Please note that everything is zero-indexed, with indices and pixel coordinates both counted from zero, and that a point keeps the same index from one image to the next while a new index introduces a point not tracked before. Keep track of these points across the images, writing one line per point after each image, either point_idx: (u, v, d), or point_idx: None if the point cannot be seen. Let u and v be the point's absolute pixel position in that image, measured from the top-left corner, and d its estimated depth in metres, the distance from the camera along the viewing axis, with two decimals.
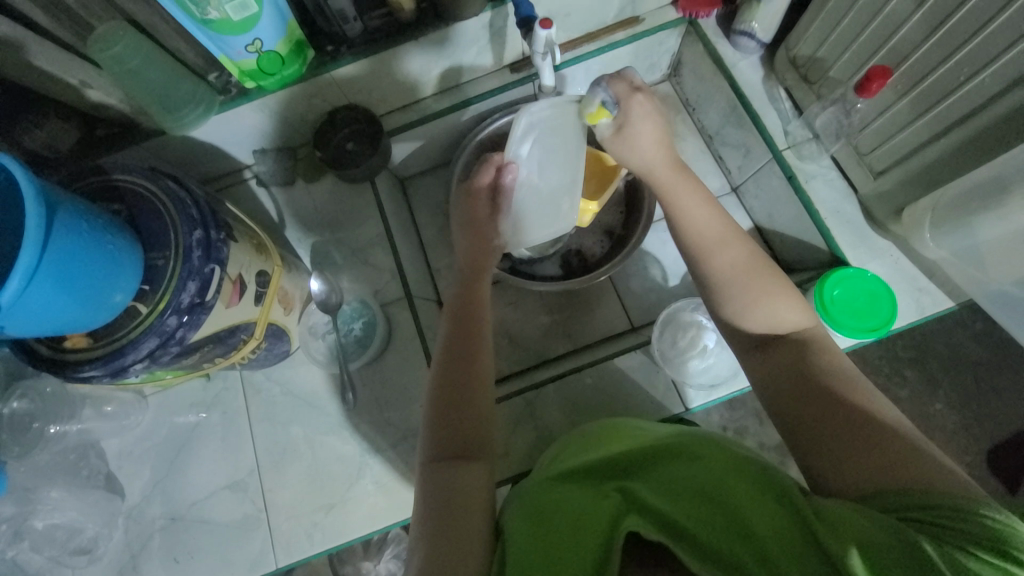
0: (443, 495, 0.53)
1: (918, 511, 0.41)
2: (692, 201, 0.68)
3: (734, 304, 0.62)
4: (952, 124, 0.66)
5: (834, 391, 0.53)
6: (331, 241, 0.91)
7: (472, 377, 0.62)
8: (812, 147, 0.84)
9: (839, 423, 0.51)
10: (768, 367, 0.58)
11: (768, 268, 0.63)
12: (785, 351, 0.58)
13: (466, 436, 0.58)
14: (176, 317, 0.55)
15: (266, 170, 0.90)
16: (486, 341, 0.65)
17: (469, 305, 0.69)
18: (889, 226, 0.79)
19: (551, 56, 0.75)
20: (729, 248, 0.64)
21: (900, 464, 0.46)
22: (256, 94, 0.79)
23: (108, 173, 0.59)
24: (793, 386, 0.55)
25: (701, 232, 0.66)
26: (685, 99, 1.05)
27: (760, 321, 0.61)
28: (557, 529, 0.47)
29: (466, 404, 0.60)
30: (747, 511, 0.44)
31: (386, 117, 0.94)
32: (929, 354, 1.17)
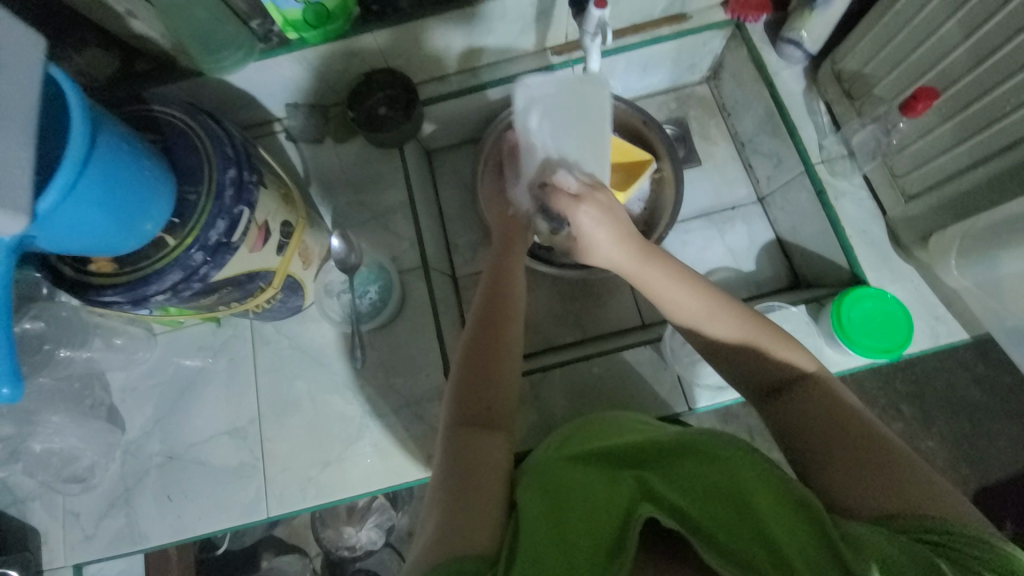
0: (459, 465, 0.53)
1: (929, 532, 0.42)
2: (675, 282, 0.60)
3: (743, 364, 0.58)
4: (992, 153, 0.66)
5: (840, 421, 0.52)
6: (354, 203, 0.92)
7: (497, 349, 0.61)
8: (845, 165, 0.84)
9: (845, 441, 0.50)
10: (778, 414, 0.56)
11: (763, 329, 0.58)
12: (797, 401, 0.55)
13: (488, 407, 0.58)
14: (202, 254, 0.55)
15: (297, 125, 0.90)
16: (514, 312, 0.65)
17: (502, 279, 0.69)
18: (914, 252, 0.78)
19: (601, 38, 0.73)
20: (719, 320, 0.59)
21: (907, 488, 0.45)
22: (297, 46, 0.79)
23: (147, 103, 0.59)
24: (800, 431, 0.53)
25: (689, 312, 0.60)
26: (721, 104, 1.04)
27: (767, 376, 0.57)
28: (571, 515, 0.48)
29: (488, 375, 0.60)
30: (767, 512, 0.43)
31: (422, 86, 0.93)
32: (930, 390, 1.17)
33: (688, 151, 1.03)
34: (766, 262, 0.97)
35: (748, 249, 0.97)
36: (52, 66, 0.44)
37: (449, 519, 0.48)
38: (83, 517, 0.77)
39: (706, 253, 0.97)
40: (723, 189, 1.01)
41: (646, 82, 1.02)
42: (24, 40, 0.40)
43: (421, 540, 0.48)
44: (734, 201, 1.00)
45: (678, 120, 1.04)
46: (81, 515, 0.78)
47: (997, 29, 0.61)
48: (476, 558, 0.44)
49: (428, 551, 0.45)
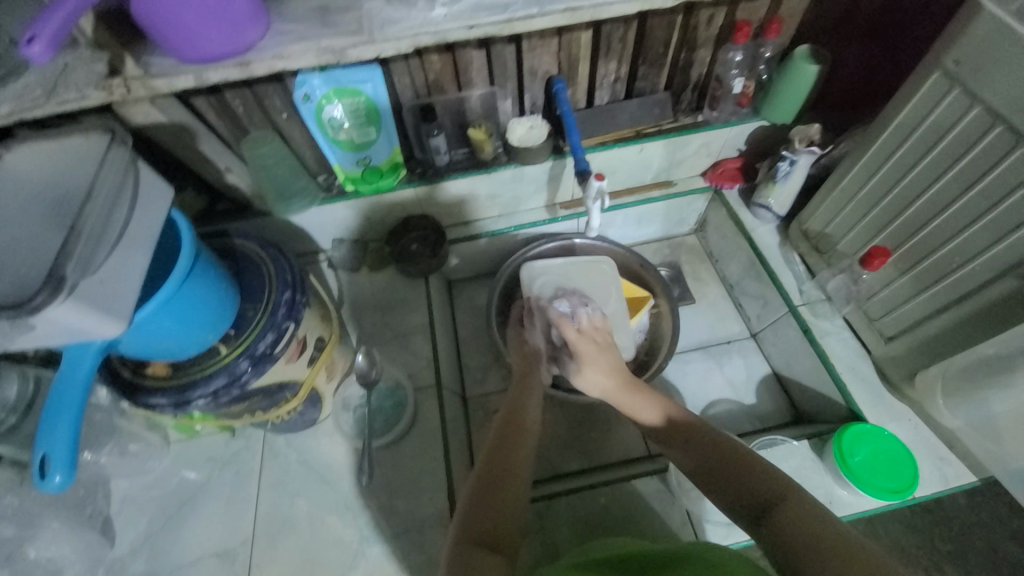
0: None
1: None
2: (653, 405, 0.66)
3: (721, 488, 0.55)
4: (951, 302, 0.74)
5: (823, 538, 0.44)
6: (378, 324, 1.01)
7: (507, 465, 0.63)
8: (825, 308, 0.93)
9: (834, 561, 0.42)
10: (769, 540, 0.48)
11: (732, 447, 0.57)
12: (781, 520, 0.47)
13: (494, 528, 0.57)
14: (247, 362, 0.62)
15: (339, 255, 1.04)
16: (524, 437, 0.67)
17: (517, 411, 0.72)
18: (905, 390, 0.83)
19: (599, 202, 0.89)
20: (689, 438, 0.60)
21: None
22: (351, 196, 0.96)
23: (229, 236, 0.72)
24: (788, 556, 0.45)
25: (664, 432, 0.63)
26: (709, 251, 1.19)
27: (748, 499, 0.52)
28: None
29: (498, 493, 0.60)
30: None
31: (450, 228, 1.09)
32: (968, 547, 1.08)
33: (682, 290, 1.14)
34: (766, 396, 1.00)
35: (747, 382, 1.02)
36: (173, 210, 0.56)
37: None
38: None
39: (707, 385, 1.01)
40: (717, 325, 1.09)
41: (642, 232, 1.19)
42: (160, 192, 0.53)
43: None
44: (729, 336, 1.08)
45: (672, 264, 1.18)
46: None
47: (926, 205, 0.75)
48: None
49: None
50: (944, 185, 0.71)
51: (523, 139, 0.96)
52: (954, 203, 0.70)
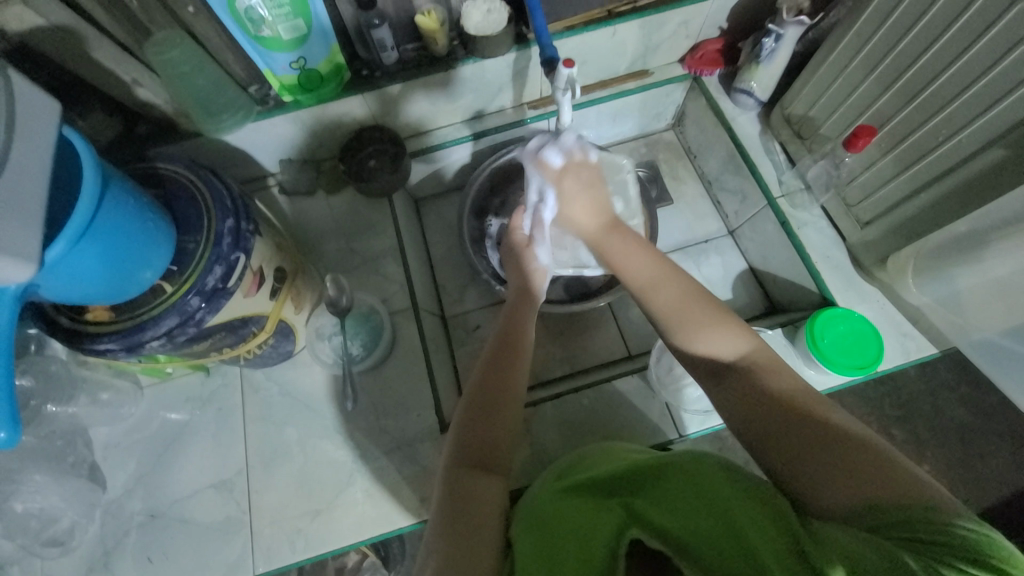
0: (453, 496, 0.54)
1: (893, 525, 0.38)
2: (630, 249, 0.68)
3: (675, 329, 0.60)
4: (932, 179, 0.72)
5: (785, 402, 0.49)
6: (344, 250, 0.95)
7: (494, 391, 0.64)
8: (804, 198, 0.91)
9: (796, 429, 0.47)
10: (726, 401, 0.53)
11: (702, 299, 0.60)
12: (740, 379, 0.53)
13: (489, 446, 0.60)
14: (198, 299, 0.57)
15: (289, 178, 0.94)
16: (522, 345, 0.69)
17: (517, 332, 0.71)
18: (875, 273, 0.84)
19: (570, 92, 0.80)
20: (666, 285, 0.63)
21: (868, 473, 0.41)
22: (291, 108, 0.85)
23: (151, 161, 0.63)
24: (751, 415, 0.50)
25: (640, 276, 0.65)
26: (687, 147, 1.13)
27: (705, 358, 0.57)
28: (561, 544, 0.48)
29: (494, 414, 0.62)
30: (741, 516, 0.42)
31: (409, 140, 1.00)
32: (916, 412, 1.20)
33: (660, 191, 1.10)
34: (742, 290, 1.01)
35: (724, 279, 1.02)
36: (66, 129, 0.48)
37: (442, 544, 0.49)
38: None
39: None
40: (696, 224, 1.07)
41: (617, 130, 1.11)
42: (43, 105, 0.45)
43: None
44: (708, 235, 1.06)
45: (649, 163, 1.12)
46: None
47: (917, 75, 0.69)
48: None
49: None
50: (939, 51, 0.66)
51: (482, 27, 0.83)
52: (949, 69, 0.65)
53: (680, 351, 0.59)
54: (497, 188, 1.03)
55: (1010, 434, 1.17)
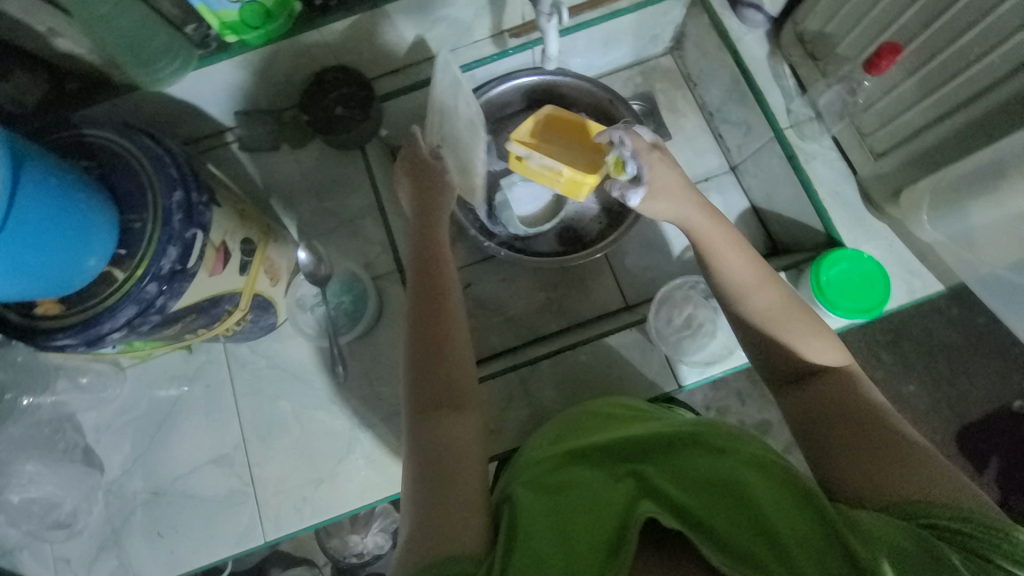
0: (425, 448, 0.55)
1: (945, 522, 0.44)
2: (729, 246, 0.65)
3: (772, 347, 0.60)
4: (961, 104, 0.66)
5: (859, 407, 0.54)
6: (318, 210, 0.88)
7: (436, 332, 0.62)
8: (813, 127, 0.83)
9: (867, 434, 0.52)
10: (796, 403, 0.58)
11: (800, 310, 0.62)
12: (823, 386, 0.57)
13: (448, 387, 0.60)
14: (156, 285, 0.52)
15: (251, 134, 0.86)
16: (447, 276, 0.67)
17: (435, 260, 0.69)
18: (885, 208, 0.78)
19: (557, 17, 0.71)
20: (763, 289, 0.62)
21: (921, 475, 0.48)
22: (237, 51, 0.74)
23: (77, 127, 0.55)
24: (818, 417, 0.55)
25: (736, 279, 0.63)
26: (687, 74, 1.03)
27: (793, 362, 0.59)
28: (572, 512, 0.49)
29: (441, 351, 0.62)
30: (766, 504, 0.45)
31: (378, 80, 0.89)
32: (908, 338, 1.20)
33: (656, 126, 1.01)
34: (743, 230, 0.96)
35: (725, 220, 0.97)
36: None
37: (426, 520, 0.50)
38: (75, 562, 0.75)
39: None
40: (695, 161, 1.00)
41: (609, 57, 1.00)
42: None
43: (410, 531, 0.50)
44: (708, 172, 0.99)
45: (644, 95, 1.03)
46: (71, 561, 0.75)
47: None
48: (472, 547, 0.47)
49: (416, 546, 0.48)
50: None
51: None
52: None
53: (766, 355, 0.61)
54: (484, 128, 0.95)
55: (1000, 355, 1.18)
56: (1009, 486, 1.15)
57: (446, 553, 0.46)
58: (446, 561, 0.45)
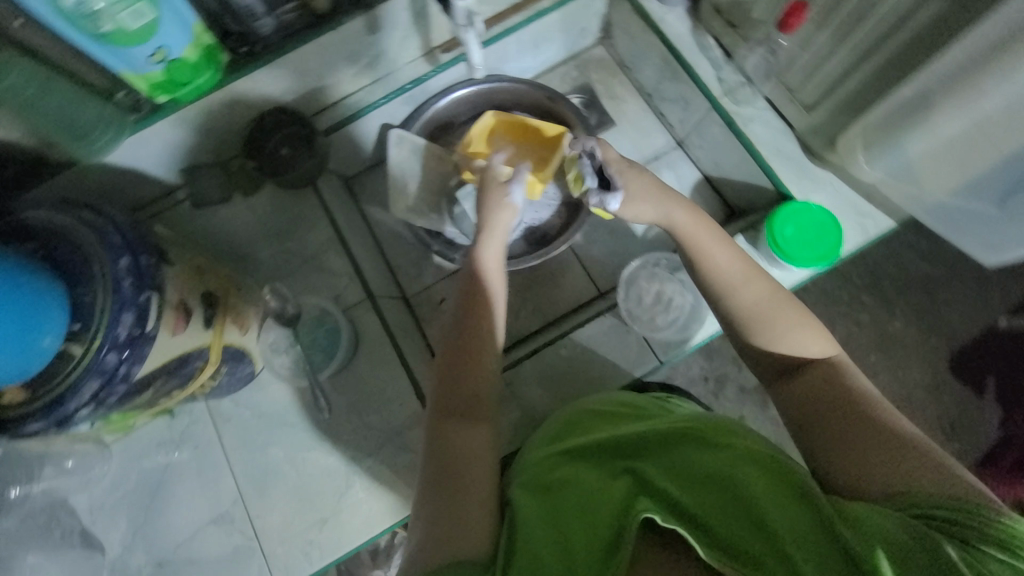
0: (439, 449, 0.59)
1: (935, 512, 0.45)
2: (717, 243, 0.67)
3: (761, 341, 0.62)
4: (872, 47, 0.68)
5: (854, 400, 0.55)
6: (281, 252, 0.88)
7: (465, 345, 0.65)
8: (746, 91, 0.86)
9: (857, 425, 0.53)
10: (791, 393, 0.59)
11: (789, 303, 0.63)
12: (814, 376, 0.58)
13: (469, 392, 0.63)
14: (116, 353, 0.52)
15: (200, 189, 0.86)
16: (490, 281, 0.68)
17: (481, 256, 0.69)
18: (825, 156, 0.82)
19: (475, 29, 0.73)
20: (751, 283, 0.64)
21: (918, 468, 0.48)
22: (170, 109, 0.75)
23: (18, 212, 0.56)
24: (815, 409, 0.56)
25: (725, 274, 0.65)
26: (620, 61, 1.05)
27: (783, 356, 0.61)
28: (569, 518, 0.52)
29: (468, 362, 0.64)
30: (759, 495, 0.48)
31: (316, 117, 0.90)
32: (884, 277, 1.23)
33: (599, 115, 1.03)
34: (701, 201, 0.98)
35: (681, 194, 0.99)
36: None
37: (431, 531, 0.52)
38: None
39: None
40: (642, 143, 1.02)
41: (542, 57, 1.02)
42: None
43: (415, 539, 0.53)
44: (656, 151, 1.01)
45: (583, 87, 1.05)
46: None
47: None
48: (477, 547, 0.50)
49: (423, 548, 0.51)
50: None
51: None
52: None
53: (755, 348, 0.63)
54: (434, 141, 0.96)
55: (969, 276, 1.22)
56: (1011, 402, 1.16)
57: (451, 558, 0.49)
58: (451, 566, 0.48)
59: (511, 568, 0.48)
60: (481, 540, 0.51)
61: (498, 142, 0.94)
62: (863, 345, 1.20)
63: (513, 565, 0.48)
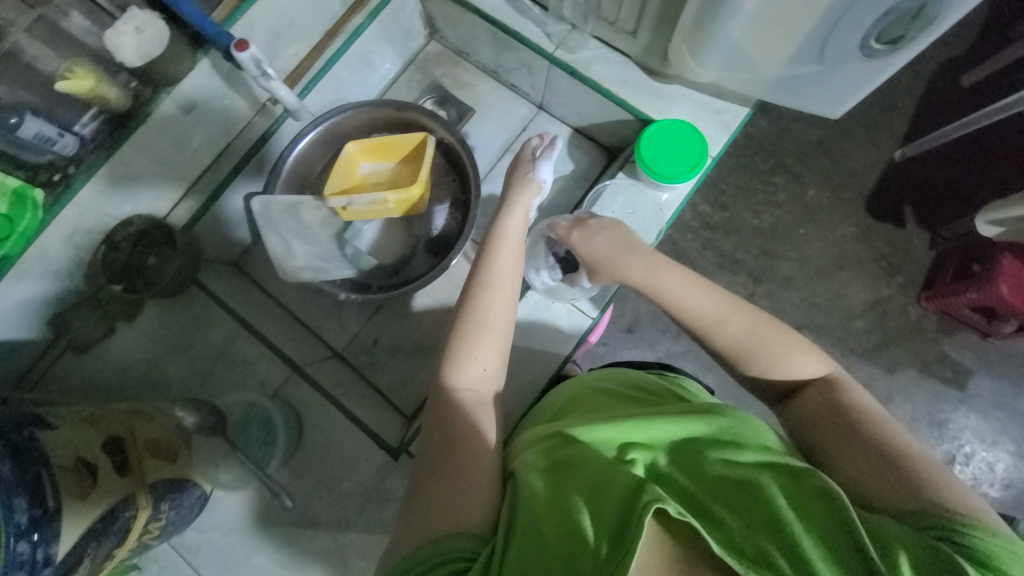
0: (439, 425, 0.58)
1: (935, 528, 0.44)
2: (681, 281, 0.66)
3: (752, 366, 0.62)
4: None
5: (858, 414, 0.55)
6: (190, 363, 0.85)
7: (490, 333, 0.63)
8: (575, 37, 0.87)
9: (860, 438, 0.53)
10: (797, 413, 0.59)
11: (773, 326, 0.62)
12: (814, 397, 0.58)
13: (478, 378, 0.61)
14: (24, 540, 0.46)
15: (77, 333, 0.78)
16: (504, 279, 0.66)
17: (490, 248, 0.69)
18: (665, 72, 0.85)
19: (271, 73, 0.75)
20: (732, 318, 0.63)
21: (929, 485, 0.48)
22: (3, 268, 0.68)
23: None
24: (821, 429, 0.56)
25: (698, 314, 0.64)
26: (456, 48, 1.03)
27: (774, 381, 0.61)
28: (576, 500, 0.48)
29: (478, 365, 0.61)
30: (775, 490, 0.46)
31: (172, 213, 0.84)
32: (784, 155, 1.26)
33: (457, 108, 1.02)
34: (580, 153, 0.99)
35: (559, 153, 0.99)
36: None
37: (427, 518, 0.50)
38: None
39: None
40: (506, 119, 1.02)
41: (377, 73, 1.00)
42: None
43: (410, 526, 0.50)
44: (522, 122, 1.01)
45: (431, 87, 1.03)
46: None
47: None
48: (469, 532, 0.48)
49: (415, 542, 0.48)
50: None
51: (145, 50, 0.69)
52: None
53: (752, 379, 0.63)
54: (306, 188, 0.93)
55: (857, 124, 1.26)
56: (932, 222, 1.22)
57: (444, 530, 0.48)
58: (452, 540, 0.47)
59: (506, 559, 0.44)
60: (479, 511, 0.50)
61: (368, 168, 0.93)
62: (789, 225, 1.23)
63: (509, 552, 0.45)
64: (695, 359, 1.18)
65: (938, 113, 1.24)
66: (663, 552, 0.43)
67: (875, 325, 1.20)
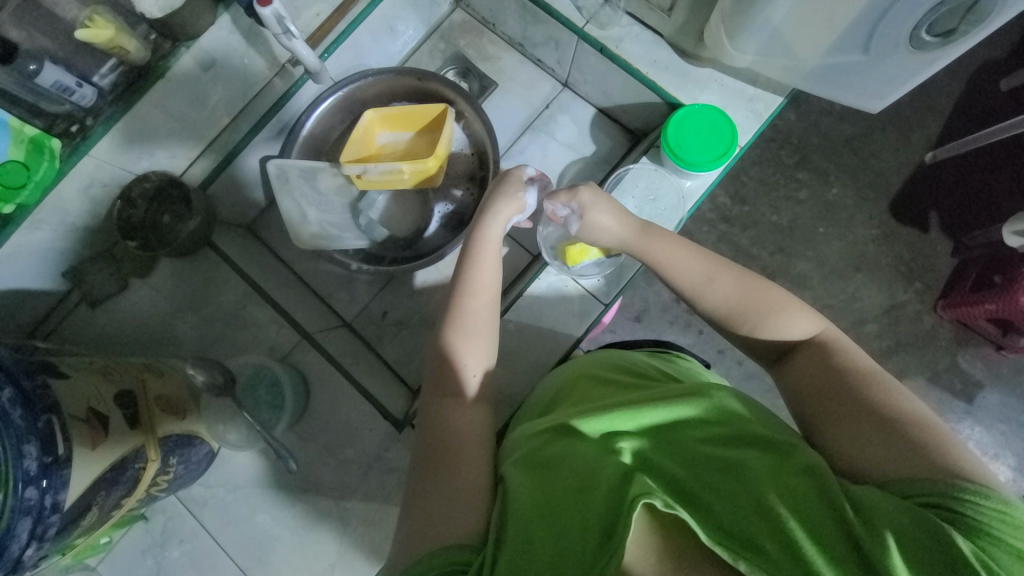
0: (430, 428, 0.60)
1: (932, 497, 0.43)
2: (677, 250, 0.66)
3: (747, 328, 0.62)
4: None
5: (847, 376, 0.54)
6: (200, 323, 0.85)
7: (472, 330, 0.65)
8: (607, 12, 0.84)
9: (856, 407, 0.52)
10: (788, 377, 0.59)
11: (764, 285, 0.63)
12: (802, 360, 0.58)
13: (461, 376, 0.63)
14: (35, 486, 0.46)
15: (94, 286, 0.80)
16: (486, 271, 0.68)
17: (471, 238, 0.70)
18: (699, 54, 0.82)
19: (292, 34, 0.73)
20: (721, 278, 0.64)
21: (925, 451, 0.47)
22: (22, 216, 0.70)
23: None
24: (807, 395, 0.56)
25: (690, 275, 0.65)
26: (482, 18, 0.99)
27: (769, 343, 0.61)
28: (564, 497, 0.48)
29: (461, 360, 0.63)
30: (763, 480, 0.46)
31: (189, 171, 0.82)
32: (809, 150, 1.22)
33: (479, 80, 1.00)
34: (603, 135, 0.96)
35: (582, 134, 0.97)
36: None
37: (423, 523, 0.51)
38: None
39: (548, 159, 0.96)
40: (529, 95, 0.99)
41: (400, 38, 0.97)
42: None
43: (404, 530, 0.52)
44: (545, 99, 0.99)
45: (453, 57, 1.00)
46: None
47: None
48: (463, 534, 0.48)
49: (411, 544, 0.49)
50: None
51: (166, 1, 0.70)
52: None
53: (745, 339, 0.64)
54: (324, 154, 0.92)
55: (890, 122, 1.21)
56: (959, 228, 1.18)
57: (439, 542, 0.48)
58: (448, 545, 0.47)
59: (499, 563, 0.44)
60: (473, 517, 0.50)
61: (386, 138, 0.91)
62: (809, 222, 1.20)
63: (501, 556, 0.44)
64: (703, 352, 1.17)
65: (977, 115, 1.18)
66: (653, 544, 0.43)
67: (888, 330, 1.17)
